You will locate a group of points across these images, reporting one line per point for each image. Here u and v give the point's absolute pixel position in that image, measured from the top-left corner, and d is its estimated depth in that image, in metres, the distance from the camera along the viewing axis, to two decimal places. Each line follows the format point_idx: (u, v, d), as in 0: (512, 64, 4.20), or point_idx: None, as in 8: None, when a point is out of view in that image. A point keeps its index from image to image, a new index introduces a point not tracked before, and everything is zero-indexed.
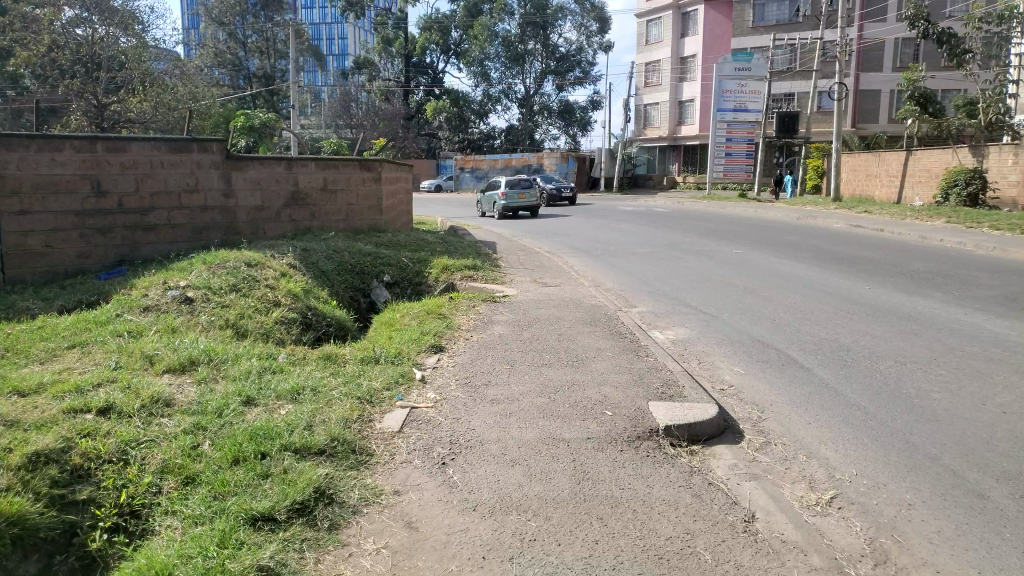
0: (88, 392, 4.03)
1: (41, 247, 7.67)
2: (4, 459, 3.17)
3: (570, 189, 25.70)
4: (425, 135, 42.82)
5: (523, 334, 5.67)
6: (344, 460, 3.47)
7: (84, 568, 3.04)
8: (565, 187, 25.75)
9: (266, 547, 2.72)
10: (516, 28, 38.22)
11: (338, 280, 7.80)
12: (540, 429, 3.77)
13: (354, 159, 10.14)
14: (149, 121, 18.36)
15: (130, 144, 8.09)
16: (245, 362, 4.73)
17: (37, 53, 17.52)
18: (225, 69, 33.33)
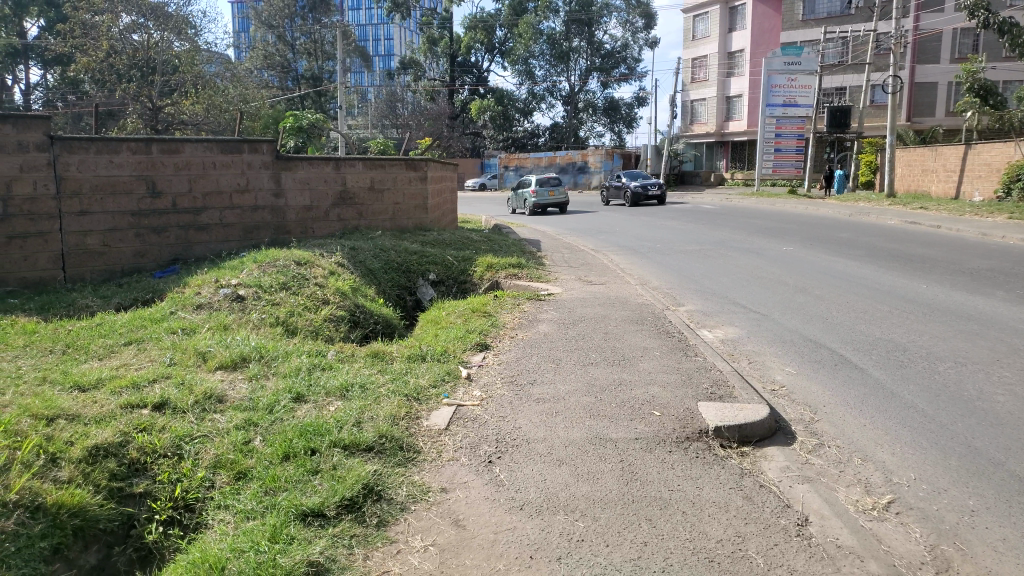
0: (144, 387, 4.15)
1: (99, 246, 7.89)
2: (66, 452, 3.28)
3: (657, 188, 23.09)
4: (470, 134, 42.93)
5: (568, 333, 5.65)
6: (392, 456, 3.50)
7: (141, 558, 3.21)
8: (652, 185, 23.12)
9: (316, 543, 2.75)
10: (561, 26, 38.08)
11: (384, 279, 7.87)
12: (588, 429, 3.74)
13: (400, 159, 10.24)
14: (201, 122, 19.00)
15: (184, 145, 8.28)
16: (295, 359, 4.80)
17: (95, 59, 18.07)
18: (275, 71, 33.70)
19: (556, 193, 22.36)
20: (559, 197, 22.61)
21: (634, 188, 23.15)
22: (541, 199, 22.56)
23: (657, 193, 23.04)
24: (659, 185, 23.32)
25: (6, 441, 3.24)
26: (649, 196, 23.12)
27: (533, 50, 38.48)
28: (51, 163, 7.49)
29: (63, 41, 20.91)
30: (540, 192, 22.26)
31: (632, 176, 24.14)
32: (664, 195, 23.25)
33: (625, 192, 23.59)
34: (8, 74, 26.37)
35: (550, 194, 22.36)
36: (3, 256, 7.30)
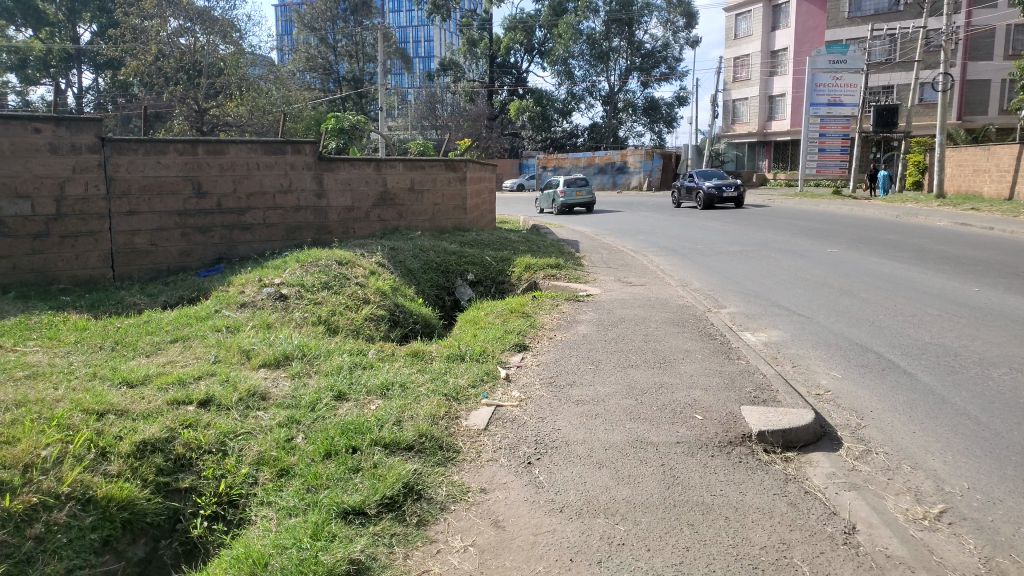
0: (189, 384, 4.23)
1: (147, 245, 8.08)
2: (115, 447, 3.36)
3: (733, 188, 21.19)
4: (509, 135, 42.96)
5: (608, 334, 5.61)
6: (431, 456, 3.51)
7: (186, 552, 3.27)
8: (727, 185, 21.21)
9: (356, 541, 2.77)
10: (601, 26, 37.91)
11: (423, 279, 7.90)
12: (628, 432, 3.71)
13: (440, 160, 10.31)
14: (245, 125, 19.44)
15: (229, 147, 8.43)
16: (336, 358, 4.85)
17: (145, 63, 18.65)
18: (317, 73, 34.12)
19: (582, 193, 22.64)
20: (586, 197, 22.95)
21: (707, 189, 21.32)
22: (569, 199, 22.87)
23: (732, 194, 21.10)
24: (735, 185, 21.38)
25: (59, 434, 3.33)
26: (723, 197, 21.23)
27: (572, 50, 38.37)
28: (102, 164, 7.68)
29: (114, 45, 21.43)
30: (567, 192, 22.53)
31: (705, 176, 22.27)
32: (741, 197, 21.32)
33: (697, 193, 21.78)
34: (61, 78, 27.15)
35: (578, 194, 22.58)
36: (55, 254, 7.50)
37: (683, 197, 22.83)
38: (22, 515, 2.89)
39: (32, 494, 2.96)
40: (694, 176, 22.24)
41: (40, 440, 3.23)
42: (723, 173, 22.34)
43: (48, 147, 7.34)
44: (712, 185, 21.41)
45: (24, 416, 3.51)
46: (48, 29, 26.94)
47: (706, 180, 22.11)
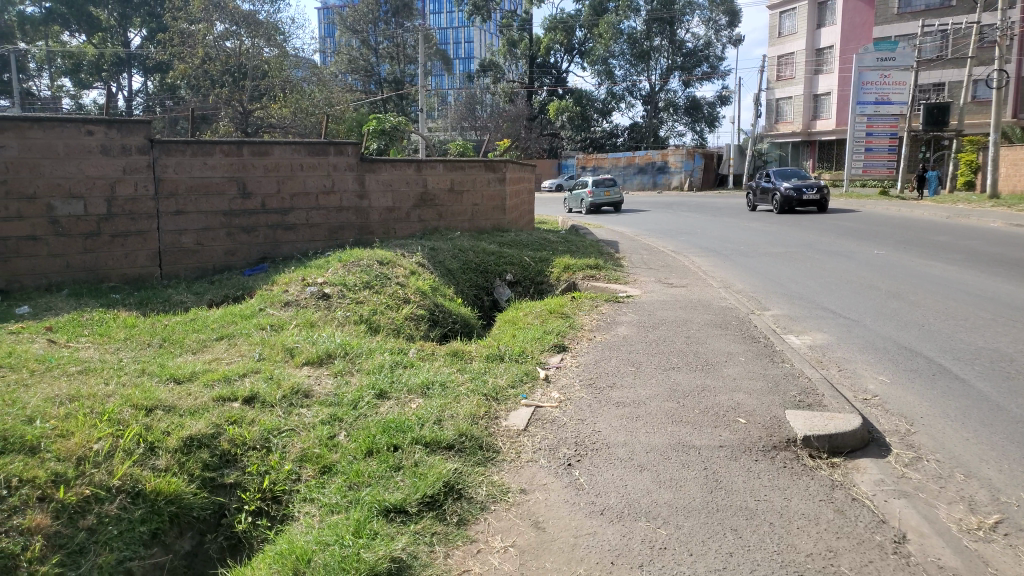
0: (235, 381, 4.30)
1: (194, 244, 8.25)
2: (163, 441, 3.42)
3: (815, 189, 18.85)
4: (548, 135, 42.88)
5: (648, 336, 5.56)
6: (472, 455, 3.51)
7: (231, 547, 3.32)
8: (808, 187, 18.90)
9: (398, 539, 2.79)
10: (642, 25, 37.63)
11: (463, 279, 7.93)
12: (670, 435, 3.67)
13: (480, 160, 10.34)
14: (288, 126, 19.93)
15: (273, 148, 8.55)
16: (378, 357, 4.89)
17: (192, 65, 18.88)
18: (359, 75, 34.41)
19: (610, 193, 22.98)
20: (614, 197, 23.33)
21: (785, 190, 19.07)
22: (597, 198, 23.32)
23: (814, 196, 18.78)
24: (817, 186, 19.04)
25: (110, 429, 3.42)
26: (804, 200, 18.93)
27: (613, 50, 38.16)
28: (151, 165, 7.86)
29: (163, 49, 21.94)
30: (596, 192, 22.78)
31: (785, 176, 19.98)
32: (824, 199, 18.96)
33: (774, 195, 19.55)
34: (113, 81, 27.90)
35: (606, 194, 22.85)
36: (106, 253, 7.71)
37: (759, 200, 20.58)
38: (75, 507, 2.98)
39: (84, 486, 3.05)
40: (771, 176, 19.99)
41: (92, 434, 3.32)
42: (806, 174, 20.04)
43: (100, 148, 7.54)
44: (791, 185, 19.14)
45: (77, 411, 3.60)
46: (101, 34, 27.89)
47: (785, 180, 19.83)
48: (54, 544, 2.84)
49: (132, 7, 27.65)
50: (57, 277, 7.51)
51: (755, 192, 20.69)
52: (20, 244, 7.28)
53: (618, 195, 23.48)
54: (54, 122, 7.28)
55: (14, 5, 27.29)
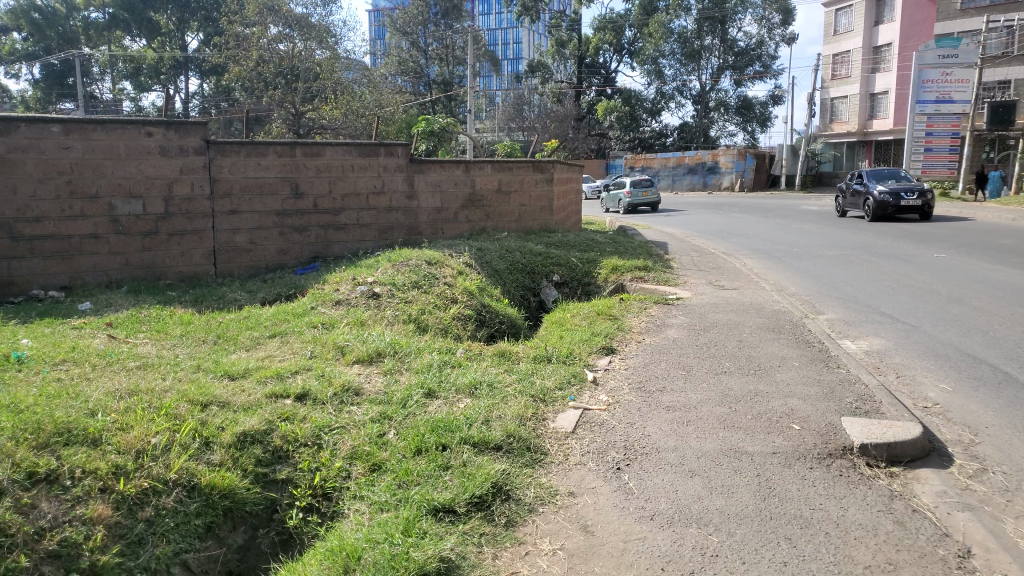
0: (287, 378, 4.38)
1: (247, 243, 8.43)
2: (218, 437, 3.49)
3: (916, 195, 16.21)
4: (596, 135, 42.53)
5: (699, 339, 5.48)
6: (520, 456, 3.51)
7: (283, 542, 3.37)
8: (908, 192, 16.26)
9: (447, 539, 2.80)
10: (693, 25, 37.17)
11: (509, 280, 7.94)
12: (722, 441, 3.61)
13: (528, 161, 10.33)
14: (338, 127, 19.69)
15: (324, 149, 8.68)
16: (426, 356, 4.93)
17: (247, 68, 19.41)
18: (408, 77, 34.60)
19: (648, 193, 23.10)
20: (651, 198, 23.42)
21: (881, 195, 16.46)
22: (635, 198, 23.45)
23: (914, 202, 16.15)
24: (919, 190, 16.34)
25: (167, 423, 3.50)
26: (903, 208, 16.31)
27: (663, 49, 37.94)
28: (207, 165, 8.04)
29: (219, 52, 22.46)
30: (634, 192, 22.90)
31: (881, 178, 17.35)
32: (927, 206, 16.31)
33: (866, 200, 17.01)
34: (171, 84, 28.65)
35: (644, 194, 22.94)
36: (163, 251, 7.93)
37: (849, 205, 18.02)
38: (135, 498, 3.07)
39: (143, 479, 3.13)
40: (864, 178, 17.43)
41: (150, 428, 3.41)
42: (906, 175, 17.39)
43: (159, 149, 7.75)
44: (887, 189, 16.54)
45: (136, 405, 3.70)
46: (161, 38, 28.71)
47: (881, 183, 17.21)
48: (115, 534, 2.93)
49: (191, 12, 28.37)
50: (117, 275, 7.74)
51: (845, 196, 18.16)
52: (83, 242, 7.53)
53: (655, 196, 23.56)
54: (117, 124, 7.50)
55: (79, 10, 28.23)
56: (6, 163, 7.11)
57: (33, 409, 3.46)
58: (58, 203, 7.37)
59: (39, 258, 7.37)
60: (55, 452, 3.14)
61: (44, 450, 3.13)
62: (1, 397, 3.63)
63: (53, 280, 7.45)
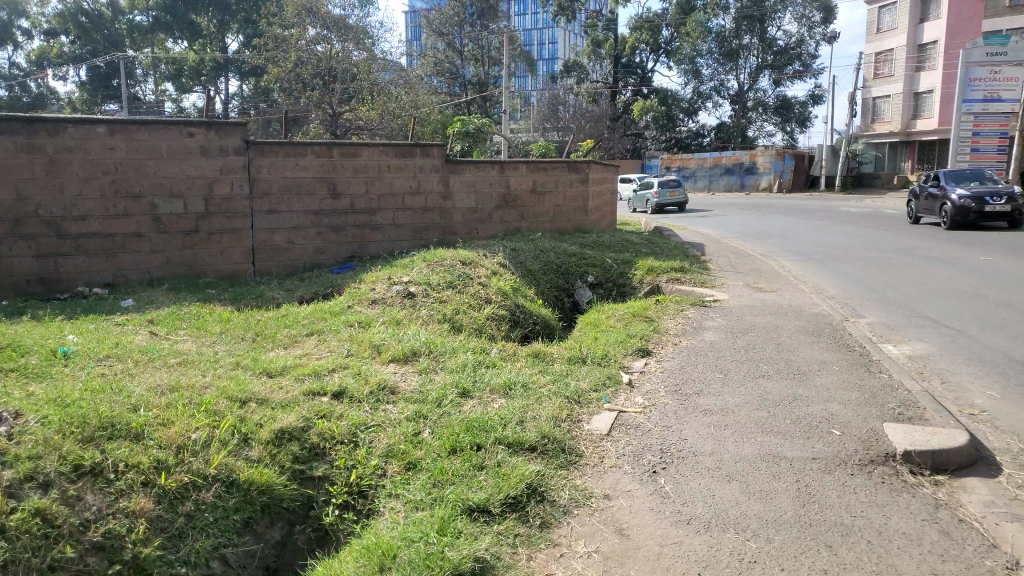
0: (324, 375, 4.42)
1: (285, 242, 8.54)
2: (256, 433, 3.54)
3: (1004, 199, 14.65)
4: (632, 135, 42.20)
5: (737, 342, 5.42)
6: (554, 458, 3.49)
7: (319, 539, 3.40)
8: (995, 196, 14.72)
9: (481, 539, 2.80)
10: (731, 24, 36.75)
11: (544, 280, 7.92)
12: (760, 445, 3.56)
13: (563, 161, 10.30)
14: (375, 129, 19.12)
15: (361, 150, 8.75)
16: (461, 355, 4.94)
17: (286, 70, 19.85)
18: (444, 78, 34.64)
19: (675, 193, 23.49)
20: (679, 197, 23.76)
21: (962, 200, 14.94)
22: (661, 199, 23.83)
23: (1002, 208, 14.61)
24: (1008, 195, 14.77)
25: (207, 419, 3.55)
26: (989, 213, 14.76)
27: (699, 48, 37.68)
28: (246, 165, 8.16)
29: (258, 54, 22.82)
30: (661, 191, 23.30)
31: (960, 180, 15.79)
32: (1017, 212, 14.73)
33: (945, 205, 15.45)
34: (211, 85, 29.17)
35: (671, 193, 23.33)
36: (203, 249, 8.07)
37: (924, 210, 16.41)
38: (175, 493, 3.12)
39: (183, 474, 3.19)
40: (941, 180, 15.88)
41: (191, 424, 3.46)
42: (988, 176, 15.84)
43: (200, 149, 7.88)
44: (968, 193, 15.06)
45: (177, 401, 3.76)
46: (202, 40, 29.27)
47: (962, 186, 15.71)
48: (156, 527, 2.99)
49: (231, 14, 28.84)
50: (159, 272, 7.90)
51: (918, 200, 16.65)
52: (126, 240, 7.70)
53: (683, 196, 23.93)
54: (160, 125, 7.64)
55: (123, 13, 28.89)
56: (53, 163, 7.29)
57: (78, 403, 3.54)
58: (102, 202, 7.54)
59: (84, 255, 7.55)
60: (100, 446, 3.20)
61: (89, 444, 3.20)
62: (49, 392, 3.72)
63: (98, 277, 7.63)
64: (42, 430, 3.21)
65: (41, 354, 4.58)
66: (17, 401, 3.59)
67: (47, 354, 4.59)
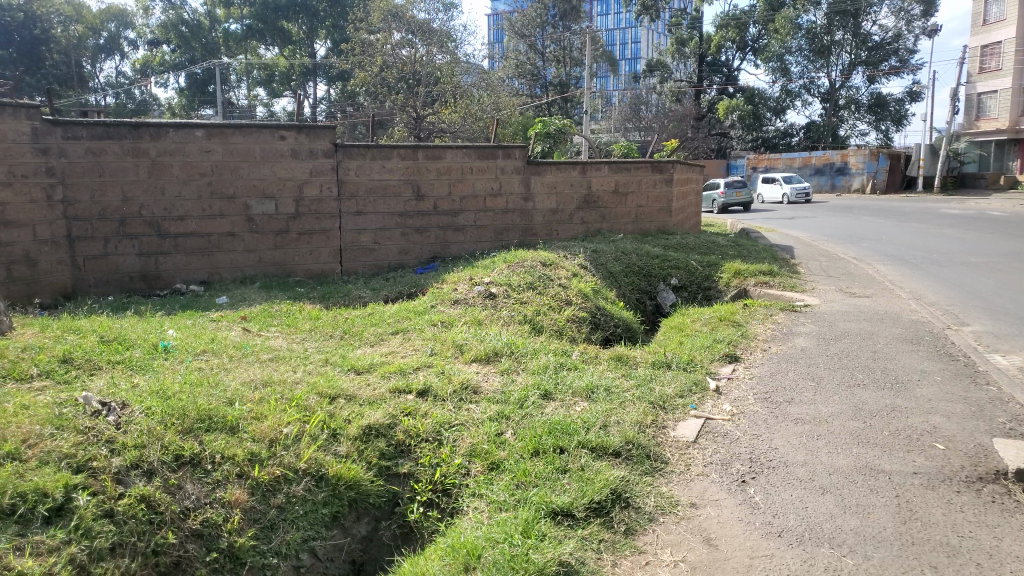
0: (410, 374, 4.49)
1: (371, 243, 8.73)
2: (344, 429, 3.62)
3: None
4: (717, 135, 41.44)
5: (830, 349, 5.22)
6: (639, 464, 3.44)
7: (404, 535, 3.46)
8: None
9: (566, 543, 2.78)
10: (823, 19, 35.54)
11: (625, 282, 7.84)
12: (856, 457, 3.42)
13: (646, 162, 10.15)
14: (458, 131, 18.79)
15: (445, 152, 8.85)
16: (543, 357, 4.92)
17: (372, 74, 20.21)
18: (525, 79, 34.64)
19: (741, 193, 23.85)
20: (744, 197, 24.06)
21: None
22: (727, 198, 24.17)
23: None
24: None
25: (298, 414, 3.66)
26: None
27: (790, 45, 36.34)
28: (334, 167, 8.38)
29: (345, 59, 23.34)
30: (727, 192, 23.72)
31: None
32: None
33: None
34: (300, 89, 30.06)
35: (736, 194, 23.69)
36: (293, 249, 8.36)
37: None
38: (267, 486, 3.22)
39: (275, 466, 3.29)
40: None
41: (283, 418, 3.57)
42: None
43: (291, 152, 8.13)
44: None
45: (270, 395, 3.89)
46: (292, 46, 30.12)
47: None
48: (250, 518, 3.11)
49: (319, 21, 29.53)
50: (251, 271, 8.23)
51: None
52: (220, 239, 8.04)
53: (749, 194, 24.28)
54: (254, 128, 7.93)
55: (220, 22, 30.20)
56: (156, 165, 7.66)
57: (179, 396, 3.70)
58: (199, 203, 7.88)
59: (182, 254, 7.92)
60: (198, 437, 3.33)
61: (189, 435, 3.34)
62: (152, 384, 3.91)
63: (194, 275, 8.00)
64: (146, 420, 3.37)
65: (144, 347, 4.81)
66: (123, 392, 3.78)
67: (149, 348, 4.82)
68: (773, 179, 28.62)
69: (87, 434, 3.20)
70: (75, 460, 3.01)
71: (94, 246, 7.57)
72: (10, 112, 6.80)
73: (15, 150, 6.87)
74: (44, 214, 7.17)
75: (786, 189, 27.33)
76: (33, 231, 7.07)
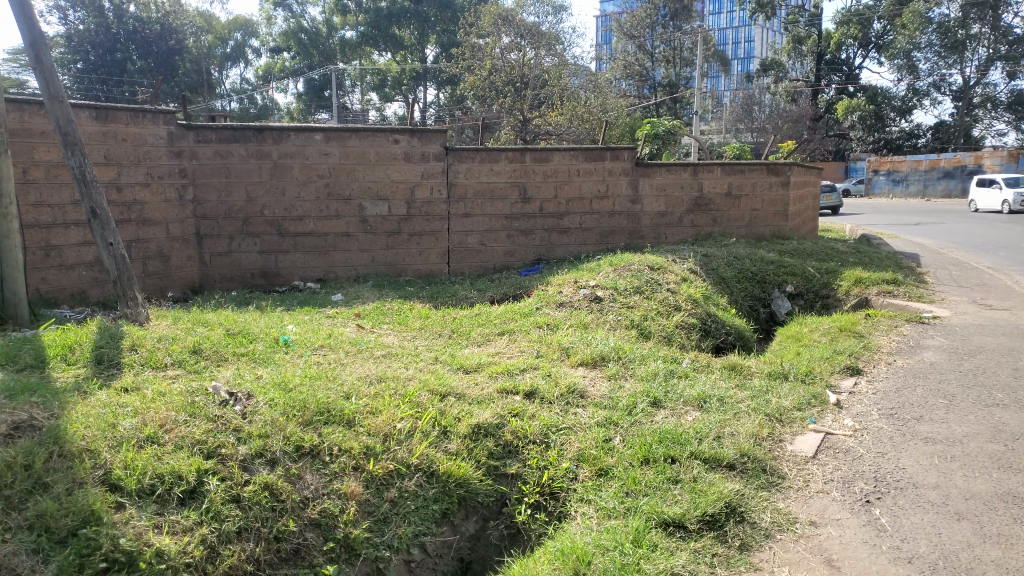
0: (516, 375, 4.51)
1: (478, 244, 8.87)
2: (454, 427, 3.69)
3: None
4: (835, 136, 39.81)
5: (963, 365, 4.89)
6: (754, 478, 3.33)
7: (511, 536, 3.49)
8: None
9: (677, 555, 2.74)
10: (957, 12, 33.21)
11: (737, 288, 7.62)
12: (995, 483, 3.19)
13: (761, 164, 9.78)
14: (564, 134, 18.73)
15: (553, 155, 8.87)
16: (652, 363, 4.84)
17: (481, 77, 20.37)
18: (633, 80, 33.71)
19: (829, 197, 23.75)
20: (833, 201, 23.93)
21: None
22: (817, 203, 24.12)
23: None
24: None
25: (410, 410, 3.76)
26: None
27: (918, 41, 34.33)
28: (444, 171, 8.55)
29: (455, 63, 23.65)
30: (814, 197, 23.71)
31: None
32: None
33: None
34: (411, 94, 30.60)
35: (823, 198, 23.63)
36: (403, 249, 8.59)
37: None
38: (381, 479, 3.32)
39: (389, 461, 3.39)
40: None
41: (396, 414, 3.67)
42: None
43: (403, 155, 8.35)
44: None
45: (384, 391, 4.00)
46: (404, 51, 30.79)
47: None
48: (365, 510, 3.21)
49: (431, 26, 29.72)
50: (363, 270, 8.52)
51: None
52: (336, 239, 8.35)
53: (838, 198, 24.11)
54: (369, 132, 8.18)
55: (337, 30, 31.24)
56: (277, 168, 8.02)
57: (300, 389, 3.86)
58: (317, 204, 8.21)
59: (300, 253, 8.27)
60: (317, 429, 3.47)
61: (309, 426, 3.47)
62: (275, 376, 4.10)
63: (311, 273, 8.35)
64: (270, 411, 3.53)
65: (266, 341, 5.05)
66: (249, 382, 3.99)
67: (271, 342, 5.05)
68: (992, 181, 23.85)
69: (216, 422, 3.39)
70: (205, 446, 3.19)
71: (220, 243, 8.02)
72: (149, 117, 7.31)
73: (153, 152, 7.39)
74: (176, 213, 7.66)
75: (1009, 194, 22.65)
76: (166, 229, 7.58)
